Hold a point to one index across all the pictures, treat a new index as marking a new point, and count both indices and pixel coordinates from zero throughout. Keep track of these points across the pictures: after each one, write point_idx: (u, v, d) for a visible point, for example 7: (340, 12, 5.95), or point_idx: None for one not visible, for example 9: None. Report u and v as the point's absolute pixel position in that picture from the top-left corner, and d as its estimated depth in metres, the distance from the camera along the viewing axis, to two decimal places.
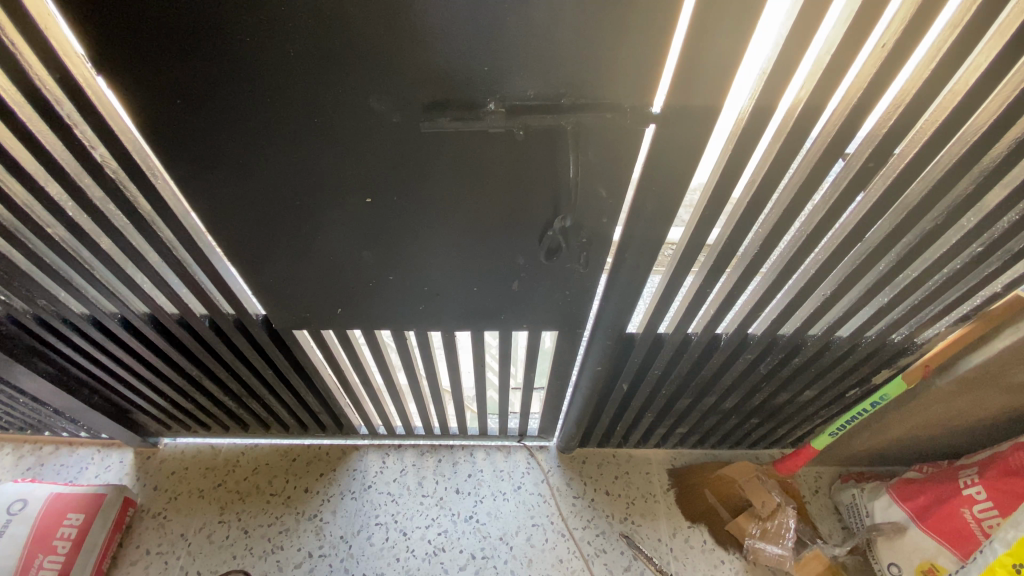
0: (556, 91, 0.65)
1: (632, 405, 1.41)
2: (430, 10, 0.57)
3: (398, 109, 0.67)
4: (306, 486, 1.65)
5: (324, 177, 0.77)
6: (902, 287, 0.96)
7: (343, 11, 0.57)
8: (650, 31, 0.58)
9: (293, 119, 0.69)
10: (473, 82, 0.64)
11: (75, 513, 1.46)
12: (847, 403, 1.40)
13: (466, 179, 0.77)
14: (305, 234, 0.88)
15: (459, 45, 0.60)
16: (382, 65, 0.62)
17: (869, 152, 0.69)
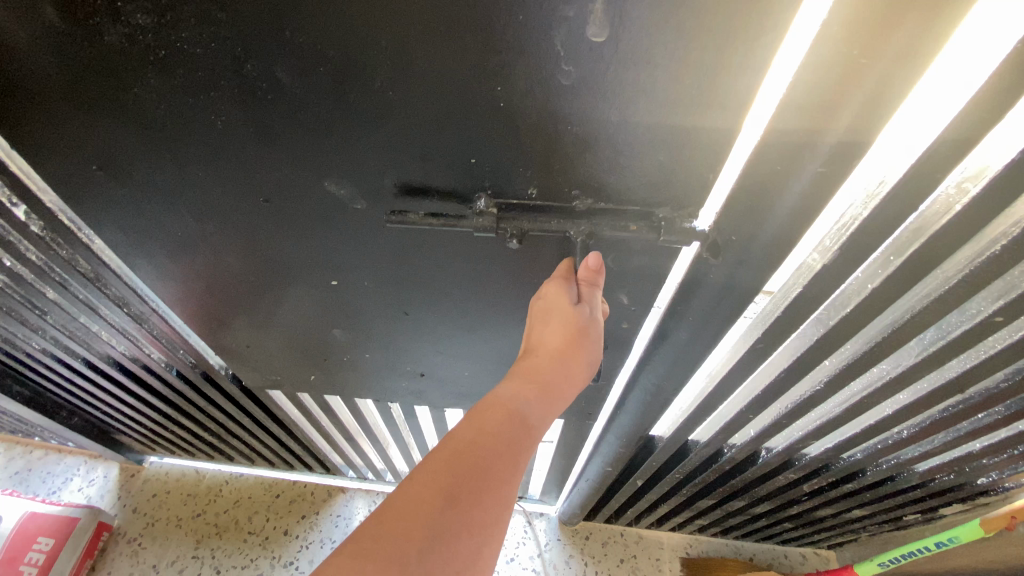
0: (567, 192, 0.49)
1: (648, 497, 1.23)
2: (400, 91, 0.42)
3: (365, 191, 0.53)
4: (286, 528, 1.56)
5: (284, 252, 0.65)
6: (1004, 439, 0.75)
7: (280, 81, 0.43)
8: (711, 138, 0.42)
9: (237, 192, 0.56)
10: (456, 174, 0.49)
11: (46, 537, 1.40)
12: (904, 524, 1.19)
13: (453, 273, 0.63)
14: (270, 304, 0.76)
15: (439, 131, 0.45)
16: (341, 144, 0.48)
17: (1002, 304, 0.50)
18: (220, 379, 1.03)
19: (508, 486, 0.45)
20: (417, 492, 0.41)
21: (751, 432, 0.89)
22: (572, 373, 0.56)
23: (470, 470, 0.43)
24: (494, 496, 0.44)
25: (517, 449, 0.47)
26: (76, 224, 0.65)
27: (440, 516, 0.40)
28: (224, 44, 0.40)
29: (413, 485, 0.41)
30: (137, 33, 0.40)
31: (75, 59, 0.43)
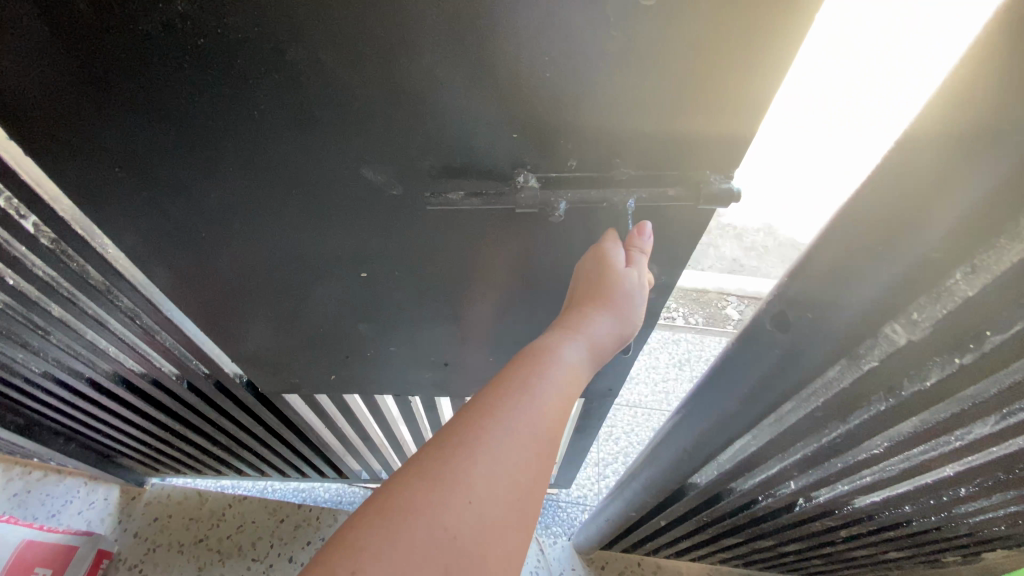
0: (610, 162, 0.53)
1: (670, 528, 1.20)
2: (439, 70, 0.45)
3: (398, 179, 0.55)
4: (291, 555, 1.51)
5: (312, 249, 0.66)
6: None
7: (318, 62, 0.45)
8: (746, 97, 0.46)
9: (271, 186, 0.57)
10: (496, 151, 0.53)
11: (44, 567, 1.38)
12: (940, 564, 1.13)
13: (482, 259, 0.65)
14: (292, 304, 0.77)
15: (480, 108, 0.49)
16: (375, 129, 0.51)
17: None
18: (234, 389, 1.03)
19: (547, 426, 0.51)
20: (462, 429, 0.49)
21: (794, 486, 0.82)
22: (612, 330, 0.61)
23: (509, 414, 0.50)
24: (531, 434, 0.49)
25: (553, 395, 0.53)
26: (92, 235, 0.66)
27: (481, 447, 0.47)
28: (266, 28, 0.43)
29: (459, 425, 0.49)
30: (175, 20, 0.42)
31: (108, 52, 0.45)
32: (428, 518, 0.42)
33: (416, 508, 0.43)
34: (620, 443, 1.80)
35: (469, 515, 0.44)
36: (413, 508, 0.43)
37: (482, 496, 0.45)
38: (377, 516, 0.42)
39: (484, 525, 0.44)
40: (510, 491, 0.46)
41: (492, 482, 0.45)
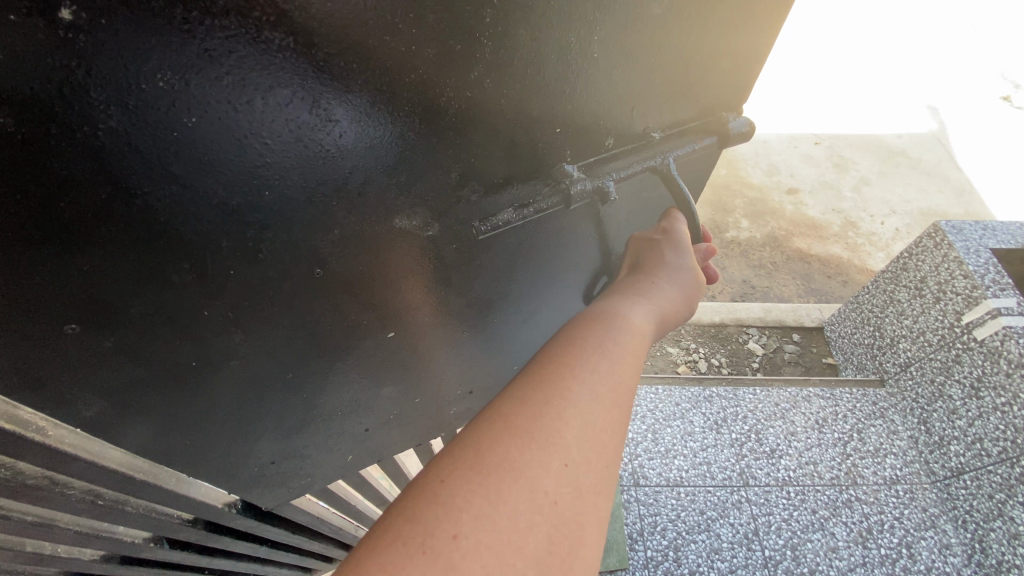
0: (646, 128, 0.78)
1: None
2: (489, 104, 0.61)
3: (438, 216, 0.69)
4: None
5: (333, 327, 0.71)
6: None
7: (354, 105, 0.53)
8: (715, 57, 0.75)
9: (295, 274, 0.63)
10: (541, 153, 0.71)
11: None
12: None
13: (508, 267, 0.84)
14: (301, 399, 0.79)
15: (523, 122, 0.66)
16: (423, 167, 0.62)
17: None
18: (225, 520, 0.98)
19: (632, 386, 0.61)
20: (563, 392, 0.56)
21: None
22: (672, 307, 0.79)
23: (601, 376, 0.59)
24: (622, 399, 0.59)
25: (632, 365, 0.63)
26: (28, 425, 0.57)
27: (585, 410, 0.55)
28: (275, 81, 0.48)
29: (562, 386, 0.57)
30: (150, 103, 0.45)
31: (82, 171, 0.45)
32: (557, 472, 0.50)
33: (541, 464, 0.50)
34: (667, 536, 1.47)
35: (584, 471, 0.51)
36: (540, 466, 0.50)
37: (591, 451, 0.53)
38: (504, 474, 0.49)
39: (594, 479, 0.51)
40: (612, 451, 0.54)
41: (598, 433, 0.54)
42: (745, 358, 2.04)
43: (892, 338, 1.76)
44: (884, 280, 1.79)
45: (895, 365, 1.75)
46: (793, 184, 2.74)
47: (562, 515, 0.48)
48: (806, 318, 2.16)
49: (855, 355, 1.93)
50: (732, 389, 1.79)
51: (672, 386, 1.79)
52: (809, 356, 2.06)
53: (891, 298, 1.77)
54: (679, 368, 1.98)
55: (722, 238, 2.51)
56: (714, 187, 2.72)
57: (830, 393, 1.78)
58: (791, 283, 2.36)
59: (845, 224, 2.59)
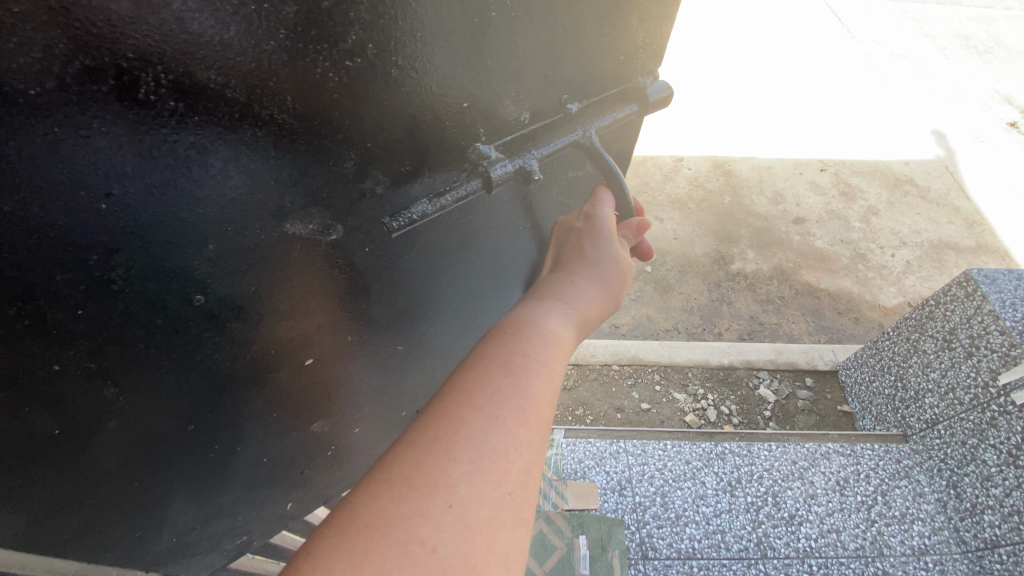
0: (560, 100, 0.76)
1: None
2: (382, 77, 0.57)
3: (338, 218, 0.65)
4: None
5: (241, 360, 0.68)
6: None
7: (233, 101, 0.49)
8: (623, 17, 0.74)
9: (190, 292, 0.58)
10: (449, 130, 0.68)
11: None
12: None
13: (424, 261, 0.81)
14: (218, 456, 0.74)
15: (433, 94, 0.62)
16: (317, 150, 0.58)
17: None
18: None
19: (539, 398, 0.60)
20: (455, 422, 0.54)
21: None
22: (597, 300, 0.81)
23: (503, 396, 0.58)
24: (524, 418, 0.57)
25: (541, 376, 0.62)
26: None
27: (477, 436, 0.53)
28: (137, 67, 0.43)
29: (453, 413, 0.55)
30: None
31: None
32: (444, 512, 0.48)
33: (421, 512, 0.47)
34: None
35: (475, 507, 0.49)
36: (424, 510, 0.48)
37: (485, 482, 0.51)
38: (387, 523, 0.47)
39: (492, 512, 0.50)
40: (515, 474, 0.53)
41: (496, 459, 0.53)
42: (755, 405, 1.87)
43: (917, 391, 1.61)
44: (907, 326, 1.64)
45: (921, 421, 1.59)
46: (799, 213, 2.62)
47: (448, 558, 0.46)
48: (819, 361, 1.98)
49: (873, 405, 1.77)
50: (746, 445, 1.60)
51: (681, 442, 1.60)
52: (824, 404, 1.89)
53: (913, 347, 1.61)
54: (686, 418, 1.81)
55: (727, 271, 2.37)
56: (717, 216, 2.59)
57: (850, 449, 1.62)
58: (801, 320, 2.21)
59: (854, 256, 2.46)
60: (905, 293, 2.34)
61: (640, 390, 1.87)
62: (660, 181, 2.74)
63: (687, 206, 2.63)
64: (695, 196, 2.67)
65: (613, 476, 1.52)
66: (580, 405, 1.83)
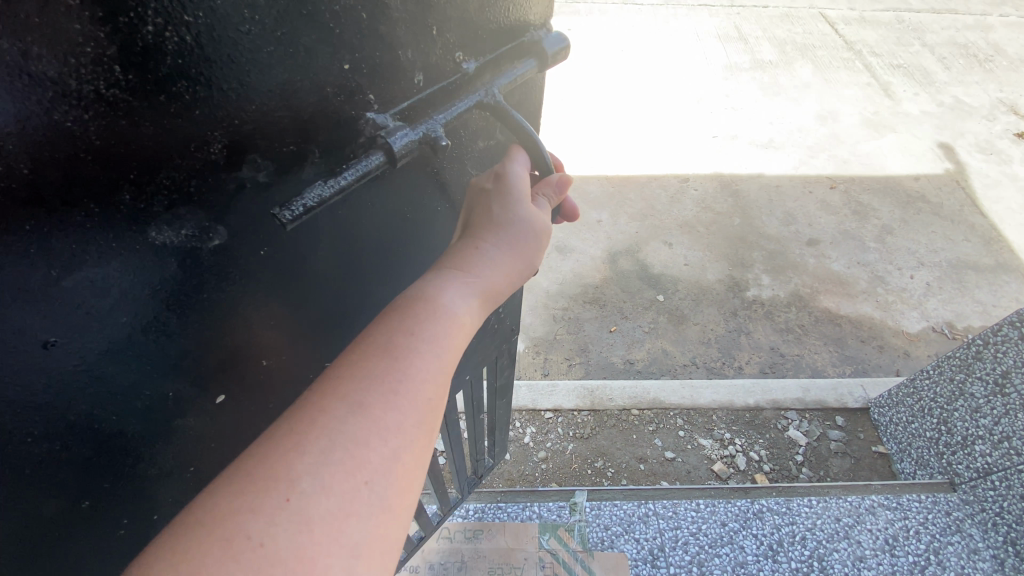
0: (453, 59, 0.55)
1: None
2: (215, 30, 0.37)
3: (217, 219, 0.44)
4: None
5: (137, 413, 0.50)
6: None
7: (55, 127, 0.33)
8: None
9: (54, 371, 0.42)
10: (334, 100, 0.47)
11: None
12: None
13: (348, 266, 0.60)
14: (144, 516, 0.57)
15: (285, 58, 0.41)
16: (166, 145, 0.38)
17: None
18: None
19: (420, 380, 0.51)
20: (315, 407, 0.47)
21: None
22: (512, 270, 0.62)
23: (377, 375, 0.49)
24: (397, 403, 0.48)
25: (429, 358, 0.52)
26: None
27: (335, 423, 0.46)
28: None
29: (316, 398, 0.47)
30: None
31: None
32: (281, 508, 0.42)
33: (255, 508, 0.42)
34: None
35: (316, 503, 0.43)
36: (259, 505, 0.42)
37: (334, 476, 0.44)
38: (213, 523, 0.41)
39: (340, 502, 0.44)
40: (376, 463, 0.46)
41: (353, 450, 0.45)
42: (786, 449, 1.75)
43: (964, 437, 1.49)
44: (950, 366, 1.52)
45: (972, 470, 1.47)
46: (813, 234, 2.52)
47: (275, 557, 0.40)
48: (850, 399, 1.87)
49: (913, 448, 1.66)
50: (785, 501, 1.48)
51: (715, 500, 1.47)
52: (858, 445, 1.78)
53: (959, 389, 1.50)
54: (714, 468, 1.69)
55: (743, 299, 2.26)
56: (728, 239, 2.48)
57: (897, 501, 1.49)
58: (824, 350, 2.10)
59: (872, 279, 2.36)
60: (928, 318, 2.24)
61: (663, 437, 1.74)
62: (666, 203, 2.63)
63: (697, 229, 2.52)
64: (704, 218, 2.56)
65: (644, 545, 1.38)
66: (600, 456, 1.69)
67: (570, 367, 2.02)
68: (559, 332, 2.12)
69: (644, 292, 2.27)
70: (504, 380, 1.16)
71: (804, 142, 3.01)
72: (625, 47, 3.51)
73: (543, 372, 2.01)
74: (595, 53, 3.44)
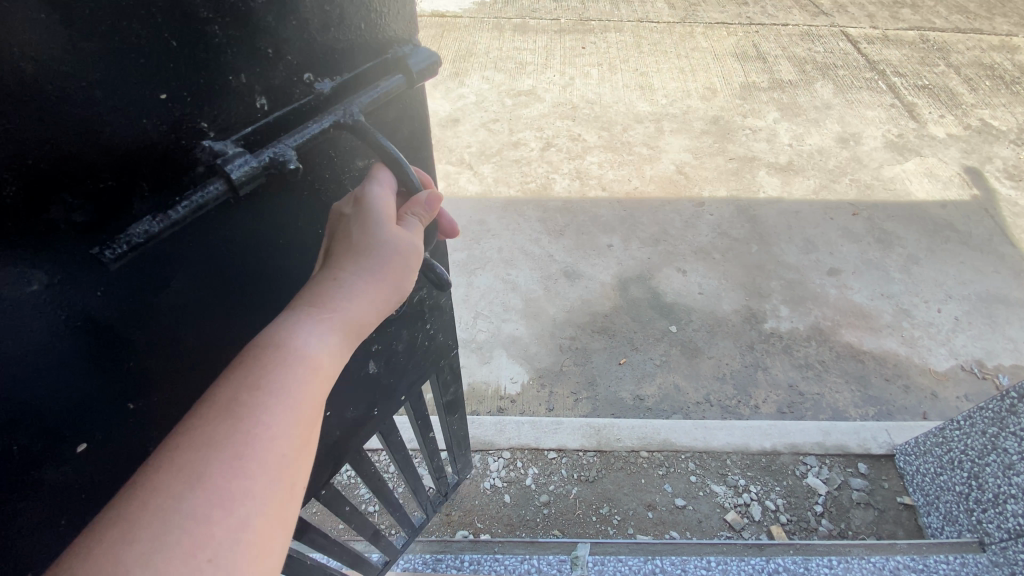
0: (301, 81, 0.49)
1: None
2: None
3: (32, 266, 0.38)
4: None
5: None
6: None
7: None
8: None
9: None
10: (161, 135, 0.41)
11: None
12: None
13: (217, 309, 0.53)
14: None
15: (87, 91, 0.36)
16: None
17: None
18: None
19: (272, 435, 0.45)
20: (142, 490, 0.41)
21: None
22: (393, 295, 0.56)
23: (216, 438, 0.43)
24: (242, 466, 0.43)
25: (278, 410, 0.46)
26: None
27: (166, 505, 0.40)
28: None
29: (143, 478, 0.41)
30: None
31: None
32: None
33: None
34: None
35: None
36: None
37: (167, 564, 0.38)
38: None
39: None
40: (221, 538, 0.40)
41: (189, 530, 0.40)
42: (805, 498, 1.65)
43: (996, 494, 1.36)
44: (982, 419, 1.41)
45: (1006, 531, 1.33)
46: (834, 263, 2.42)
47: None
48: (873, 445, 1.75)
49: (942, 503, 1.54)
50: (803, 560, 1.37)
51: (728, 556, 1.38)
52: (882, 495, 1.67)
53: (991, 444, 1.38)
54: (727, 517, 1.59)
55: (760, 331, 2.16)
56: (744, 268, 2.39)
57: (924, 563, 1.38)
58: (846, 389, 1.99)
59: (897, 312, 2.25)
60: (957, 355, 2.12)
61: (673, 482, 1.65)
62: (680, 228, 2.54)
63: (712, 255, 2.43)
64: (719, 245, 2.47)
65: None
66: (605, 501, 1.60)
67: (577, 402, 1.93)
68: (565, 363, 2.04)
69: (656, 322, 2.18)
70: (454, 395, 1.10)
71: (825, 164, 2.91)
72: (640, 66, 3.45)
73: (547, 407, 1.92)
74: (609, 72, 3.38)
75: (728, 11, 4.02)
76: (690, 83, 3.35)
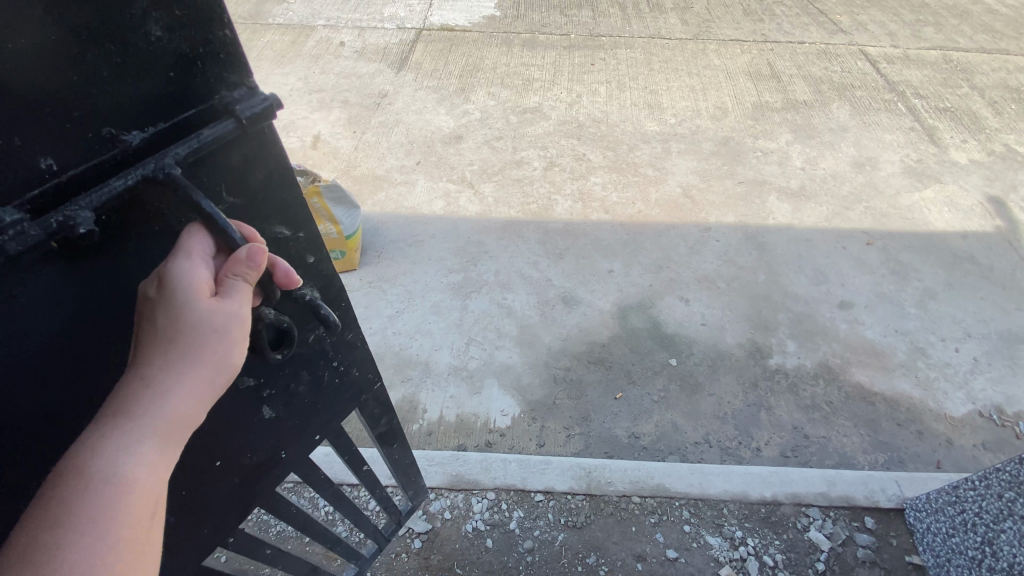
0: (104, 136, 0.50)
1: None
2: None
3: None
4: None
5: None
6: None
7: None
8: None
9: None
10: None
11: None
12: None
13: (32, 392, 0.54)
14: None
15: None
16: None
17: None
18: None
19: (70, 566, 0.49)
20: None
21: None
22: (194, 378, 0.56)
23: None
24: None
25: (81, 535, 0.50)
26: None
27: None
28: None
29: None
30: None
31: None
32: None
33: None
34: None
35: None
36: None
37: None
38: None
39: None
40: None
41: None
42: (806, 554, 1.55)
43: (1012, 564, 1.29)
44: (1000, 482, 1.32)
45: None
46: (845, 295, 2.31)
47: None
48: (882, 498, 1.65)
49: (953, 566, 1.45)
50: None
51: None
52: (889, 553, 1.57)
53: (1009, 510, 1.29)
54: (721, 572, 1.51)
55: (764, 368, 2.06)
56: (751, 298, 2.29)
57: None
58: (855, 434, 1.88)
59: (912, 350, 2.14)
60: (974, 400, 2.00)
61: (666, 531, 1.57)
62: (685, 254, 2.46)
63: (717, 285, 2.34)
64: (725, 274, 2.38)
65: None
66: (592, 550, 1.53)
67: (569, 439, 1.85)
68: (559, 396, 1.96)
69: (655, 354, 2.09)
70: (387, 426, 1.10)
71: (838, 190, 2.81)
72: (649, 84, 3.38)
73: (538, 443, 1.84)
74: (617, 90, 3.31)
75: (742, 28, 3.94)
76: (701, 103, 3.27)
